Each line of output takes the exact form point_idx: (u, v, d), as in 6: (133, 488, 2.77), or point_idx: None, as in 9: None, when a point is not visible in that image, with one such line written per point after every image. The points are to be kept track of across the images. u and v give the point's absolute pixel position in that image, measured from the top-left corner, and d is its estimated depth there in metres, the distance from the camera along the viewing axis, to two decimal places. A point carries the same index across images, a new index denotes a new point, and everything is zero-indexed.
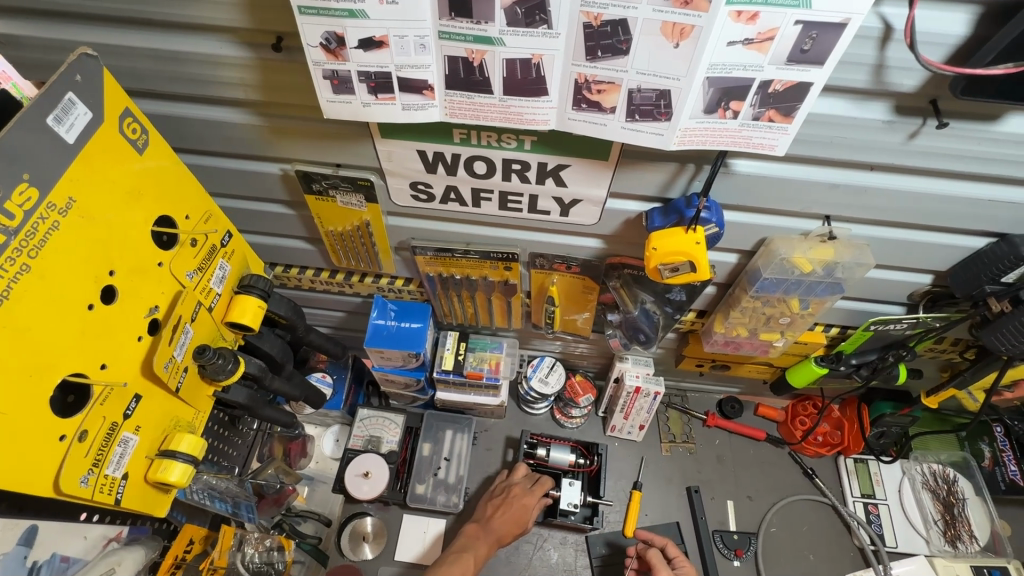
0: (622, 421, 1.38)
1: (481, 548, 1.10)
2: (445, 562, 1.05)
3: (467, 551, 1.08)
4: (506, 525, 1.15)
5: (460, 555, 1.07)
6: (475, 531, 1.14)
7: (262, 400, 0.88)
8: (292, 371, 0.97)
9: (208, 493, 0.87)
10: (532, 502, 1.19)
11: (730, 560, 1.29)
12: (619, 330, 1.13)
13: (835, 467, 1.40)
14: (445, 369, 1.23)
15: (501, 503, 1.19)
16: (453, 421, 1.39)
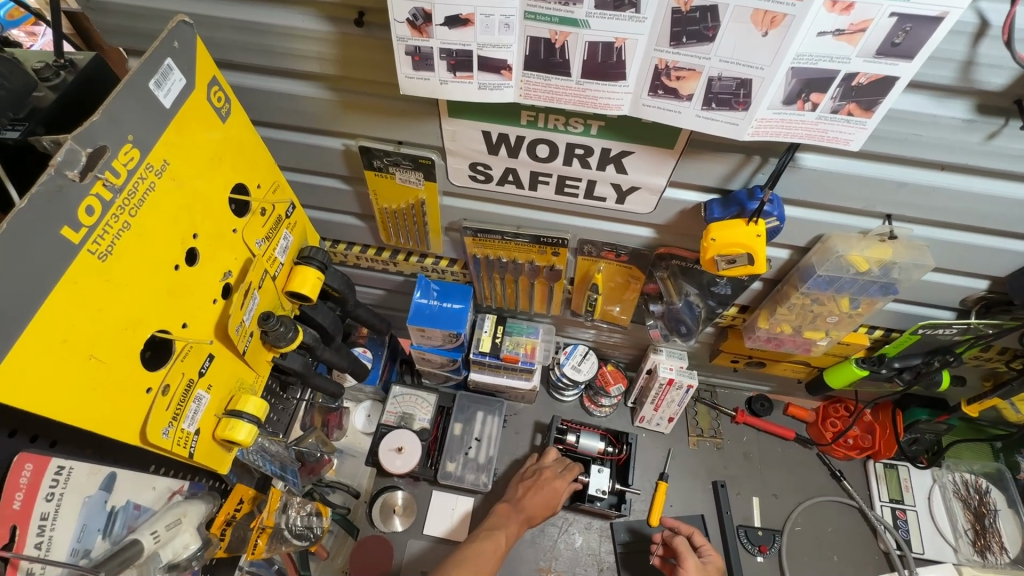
0: (652, 412, 1.39)
1: (511, 527, 1.11)
2: (476, 539, 1.07)
3: (498, 529, 1.10)
4: (535, 507, 1.17)
5: (492, 532, 1.08)
6: (504, 511, 1.16)
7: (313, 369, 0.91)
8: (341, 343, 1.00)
9: (262, 455, 0.92)
10: (562, 486, 1.21)
11: (754, 556, 1.30)
12: (659, 321, 1.13)
13: (864, 471, 1.40)
14: (481, 350, 1.25)
15: (531, 485, 1.21)
16: (484, 403, 1.41)
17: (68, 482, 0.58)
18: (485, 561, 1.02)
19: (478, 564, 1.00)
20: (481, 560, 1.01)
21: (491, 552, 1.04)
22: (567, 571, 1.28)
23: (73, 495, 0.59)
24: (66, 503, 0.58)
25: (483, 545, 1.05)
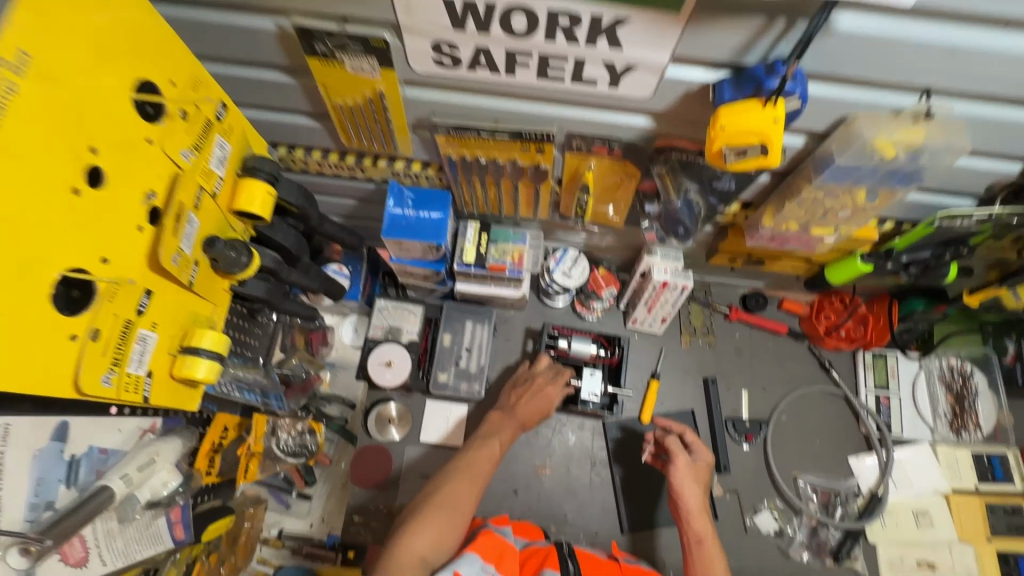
0: (645, 314, 1.36)
1: (506, 432, 1.11)
2: (474, 445, 1.06)
3: (494, 435, 1.09)
4: (528, 412, 1.17)
5: (489, 438, 1.08)
6: (497, 418, 1.15)
7: (282, 293, 0.84)
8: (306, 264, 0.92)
9: (234, 384, 0.86)
10: (555, 393, 1.21)
11: (740, 444, 1.35)
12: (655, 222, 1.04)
13: (852, 360, 1.42)
14: (466, 262, 1.18)
15: (523, 393, 1.21)
16: (473, 312, 1.37)
17: (8, 438, 0.53)
18: (485, 465, 1.01)
19: (479, 469, 0.98)
20: (481, 465, 1.00)
21: (490, 456, 1.03)
22: (561, 466, 1.33)
23: (18, 451, 0.54)
24: (10, 459, 0.53)
25: (483, 451, 1.03)
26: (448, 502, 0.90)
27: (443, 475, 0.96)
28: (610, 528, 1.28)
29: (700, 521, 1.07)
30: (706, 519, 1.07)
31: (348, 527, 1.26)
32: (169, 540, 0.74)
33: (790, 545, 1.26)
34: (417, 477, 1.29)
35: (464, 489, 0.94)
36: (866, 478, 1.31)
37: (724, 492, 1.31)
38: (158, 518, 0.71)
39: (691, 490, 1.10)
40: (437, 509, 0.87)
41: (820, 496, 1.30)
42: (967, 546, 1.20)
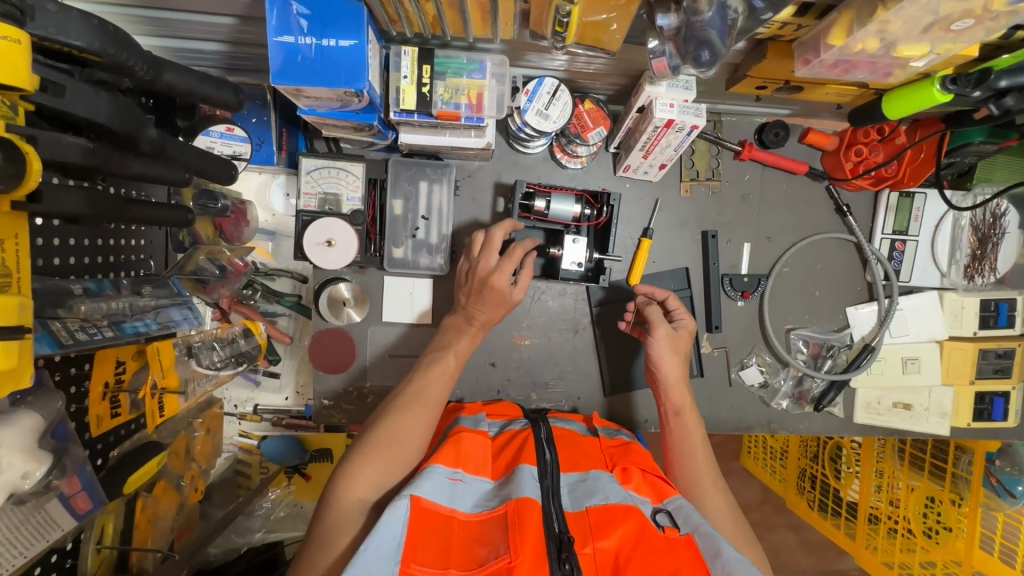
0: (640, 160, 1.10)
1: (460, 347, 0.98)
2: (428, 365, 0.96)
3: (450, 348, 0.98)
4: (493, 311, 0.99)
5: (443, 355, 0.97)
6: (456, 326, 1.00)
7: (115, 199, 0.56)
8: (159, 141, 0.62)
9: (85, 326, 0.60)
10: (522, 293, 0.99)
11: (735, 301, 1.24)
12: (671, 46, 0.70)
13: (875, 200, 1.23)
14: (405, 109, 0.86)
15: (489, 296, 0.97)
16: (426, 170, 1.09)
17: None
18: (439, 389, 0.93)
19: (428, 397, 0.91)
20: (430, 391, 0.92)
21: (443, 378, 0.95)
22: (541, 335, 1.23)
23: None
24: None
25: (434, 375, 0.94)
26: (389, 438, 0.85)
27: (383, 410, 0.90)
28: (592, 391, 1.25)
29: (680, 393, 1.07)
30: (686, 392, 1.07)
31: (319, 411, 1.19)
32: (68, 517, 0.72)
33: (772, 395, 1.26)
34: (385, 357, 1.18)
35: (412, 420, 0.89)
36: (860, 326, 1.24)
37: (712, 349, 1.25)
38: (45, 502, 0.69)
39: (668, 361, 1.08)
40: (379, 447, 0.84)
41: (811, 348, 1.25)
42: (948, 388, 1.20)
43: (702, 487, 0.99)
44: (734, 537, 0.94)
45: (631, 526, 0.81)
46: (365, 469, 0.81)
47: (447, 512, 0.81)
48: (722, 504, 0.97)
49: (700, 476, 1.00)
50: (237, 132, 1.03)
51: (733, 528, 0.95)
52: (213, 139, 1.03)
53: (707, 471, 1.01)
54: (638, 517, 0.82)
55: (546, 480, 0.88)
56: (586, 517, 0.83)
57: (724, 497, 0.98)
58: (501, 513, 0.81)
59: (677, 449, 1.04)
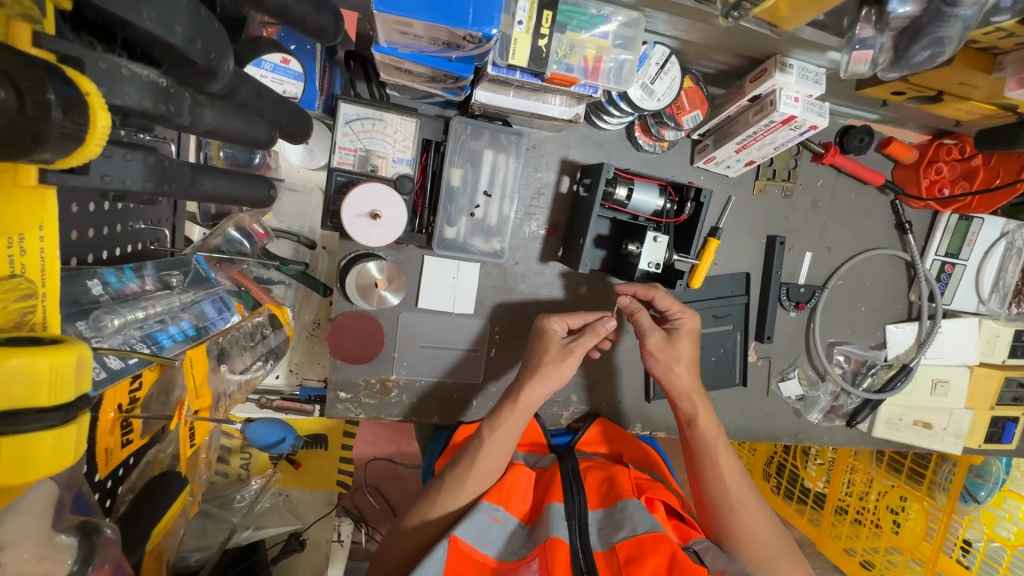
0: (729, 154, 0.98)
1: (510, 427, 0.87)
2: (481, 439, 0.86)
3: (503, 426, 0.87)
4: (533, 372, 0.91)
5: (495, 435, 0.86)
6: (506, 398, 0.90)
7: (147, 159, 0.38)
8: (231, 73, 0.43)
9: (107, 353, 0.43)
10: (566, 359, 0.90)
11: (788, 312, 1.18)
12: (889, 40, 0.59)
13: (934, 220, 1.20)
14: (512, 65, 0.69)
15: (533, 364, 0.92)
16: (492, 138, 0.91)
17: None
18: (491, 467, 0.85)
19: (473, 482, 0.84)
20: (477, 473, 0.84)
21: (496, 459, 0.86)
22: None
23: None
24: None
25: (483, 457, 0.85)
26: (421, 521, 0.84)
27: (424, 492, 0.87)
28: (633, 395, 1.16)
29: (688, 401, 0.96)
30: (696, 399, 0.95)
31: (333, 405, 1.02)
32: None
33: (806, 408, 1.24)
34: (415, 348, 1.02)
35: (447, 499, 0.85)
36: (897, 346, 1.24)
37: (757, 359, 1.20)
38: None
39: (671, 370, 0.96)
40: (409, 532, 0.83)
41: (851, 364, 1.23)
42: (968, 412, 1.24)
43: (732, 502, 0.89)
44: (774, 557, 0.85)
45: (660, 558, 0.73)
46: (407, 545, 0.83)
47: (486, 559, 0.77)
48: (759, 518, 0.88)
49: (727, 489, 0.90)
50: (295, 67, 0.77)
51: (777, 544, 0.86)
52: (264, 73, 0.75)
53: (735, 482, 0.90)
54: (669, 546, 0.74)
55: (575, 517, 0.81)
56: (617, 552, 0.76)
57: (761, 509, 0.89)
58: (531, 559, 0.76)
59: (698, 460, 0.93)
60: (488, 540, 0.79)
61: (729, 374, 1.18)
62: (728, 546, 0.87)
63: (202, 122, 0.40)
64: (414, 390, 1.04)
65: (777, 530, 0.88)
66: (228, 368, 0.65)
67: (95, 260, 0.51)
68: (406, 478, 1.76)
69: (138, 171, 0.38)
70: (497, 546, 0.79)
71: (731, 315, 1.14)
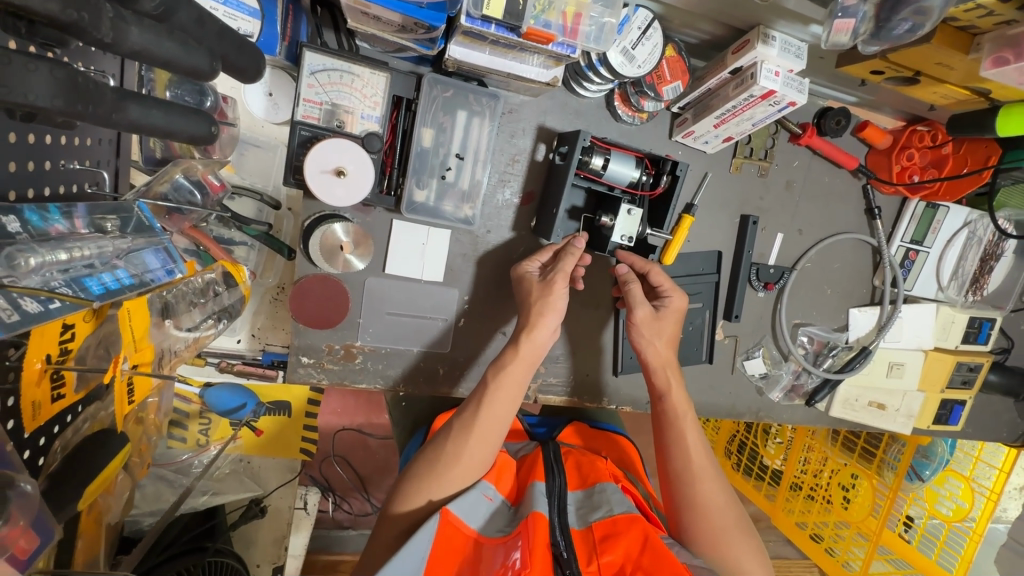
0: (708, 129, 0.97)
1: (515, 375, 0.88)
2: (486, 388, 0.88)
3: (508, 372, 0.88)
4: (527, 317, 0.91)
5: (500, 381, 0.88)
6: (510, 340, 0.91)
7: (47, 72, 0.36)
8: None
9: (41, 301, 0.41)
10: (551, 291, 0.90)
11: (756, 292, 1.20)
12: (871, 9, 0.60)
13: (902, 207, 1.22)
14: (488, 17, 0.66)
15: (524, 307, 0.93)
16: (466, 96, 0.88)
17: None
18: (496, 411, 0.87)
19: (481, 427, 0.85)
20: (484, 419, 0.86)
21: (503, 403, 0.87)
22: None
23: None
24: None
25: (490, 403, 0.87)
26: (414, 489, 0.84)
27: (415, 459, 0.88)
28: (600, 369, 1.16)
29: (663, 374, 0.97)
30: (670, 373, 0.97)
31: (294, 369, 0.99)
32: None
33: (768, 386, 1.26)
34: (382, 315, 1.00)
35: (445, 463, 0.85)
36: (858, 329, 1.26)
37: (724, 337, 1.21)
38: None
39: (653, 344, 0.98)
40: (403, 501, 0.84)
41: (813, 345, 1.26)
42: (920, 394, 1.28)
43: (694, 474, 0.89)
44: (731, 530, 0.85)
45: (634, 536, 0.79)
46: (420, 489, 0.83)
47: (472, 533, 0.80)
48: (719, 490, 0.88)
49: (690, 461, 0.90)
50: (251, 2, 0.74)
51: (734, 517, 0.86)
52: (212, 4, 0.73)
53: (698, 454, 0.91)
54: (642, 526, 0.79)
55: (557, 495, 0.86)
56: (593, 530, 0.81)
57: (722, 483, 0.89)
58: (515, 534, 0.79)
59: (664, 431, 0.94)
60: (477, 514, 0.83)
61: (697, 351, 1.19)
62: (687, 520, 0.87)
63: (127, 41, 0.38)
64: (379, 357, 1.02)
65: (735, 506, 0.88)
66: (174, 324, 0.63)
67: (18, 198, 0.47)
68: (375, 449, 1.76)
69: (45, 84, 0.36)
70: (483, 521, 0.83)
71: (702, 293, 1.15)
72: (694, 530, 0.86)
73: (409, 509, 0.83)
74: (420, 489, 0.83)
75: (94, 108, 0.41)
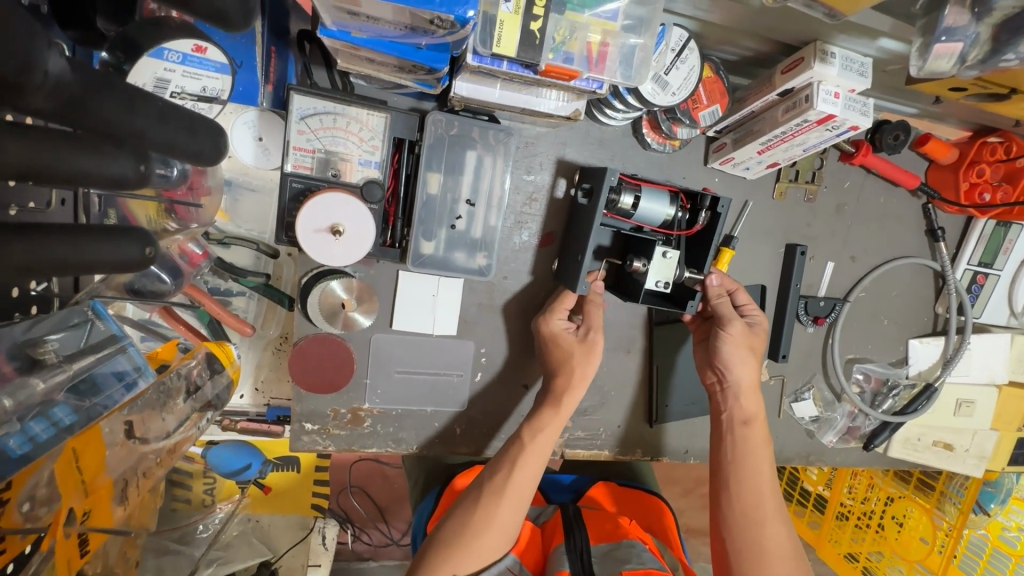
0: (752, 156, 0.85)
1: (552, 430, 0.81)
2: (521, 446, 0.79)
3: (544, 432, 0.80)
4: (566, 379, 0.83)
5: (536, 440, 0.79)
6: (545, 402, 0.83)
7: None
8: (64, 75, 0.29)
9: None
10: (594, 351, 0.83)
11: (805, 327, 1.07)
12: (986, 31, 0.53)
13: (967, 227, 1.08)
14: (498, 54, 0.55)
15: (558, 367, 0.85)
16: (477, 133, 0.78)
17: None
18: (529, 473, 0.78)
19: (515, 482, 0.76)
20: (520, 477, 0.77)
21: (538, 459, 0.79)
22: None
23: None
24: None
25: (526, 461, 0.78)
26: (442, 555, 0.72)
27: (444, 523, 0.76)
28: (633, 419, 1.05)
29: (751, 398, 0.86)
30: (753, 397, 0.86)
31: (297, 438, 0.90)
32: None
33: (820, 429, 1.14)
34: (391, 373, 0.90)
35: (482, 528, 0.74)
36: (920, 361, 1.13)
37: (770, 378, 1.09)
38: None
39: (741, 362, 0.86)
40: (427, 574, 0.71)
41: (870, 383, 1.13)
42: (993, 433, 1.14)
43: (763, 516, 0.78)
44: None
45: None
46: (446, 561, 0.71)
47: None
48: (786, 536, 0.78)
49: (763, 499, 0.79)
50: (214, 57, 0.66)
51: (799, 570, 0.76)
52: (169, 66, 0.63)
53: (771, 495, 0.80)
54: None
55: (580, 551, 0.79)
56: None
57: (789, 528, 0.79)
58: None
59: (730, 463, 0.83)
60: None
61: None
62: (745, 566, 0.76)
63: (3, 154, 0.29)
64: (389, 420, 0.92)
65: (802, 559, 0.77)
66: (140, 440, 0.60)
67: None
68: (393, 479, 1.67)
69: None
70: None
71: None
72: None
73: None
74: (445, 559, 0.71)
75: None
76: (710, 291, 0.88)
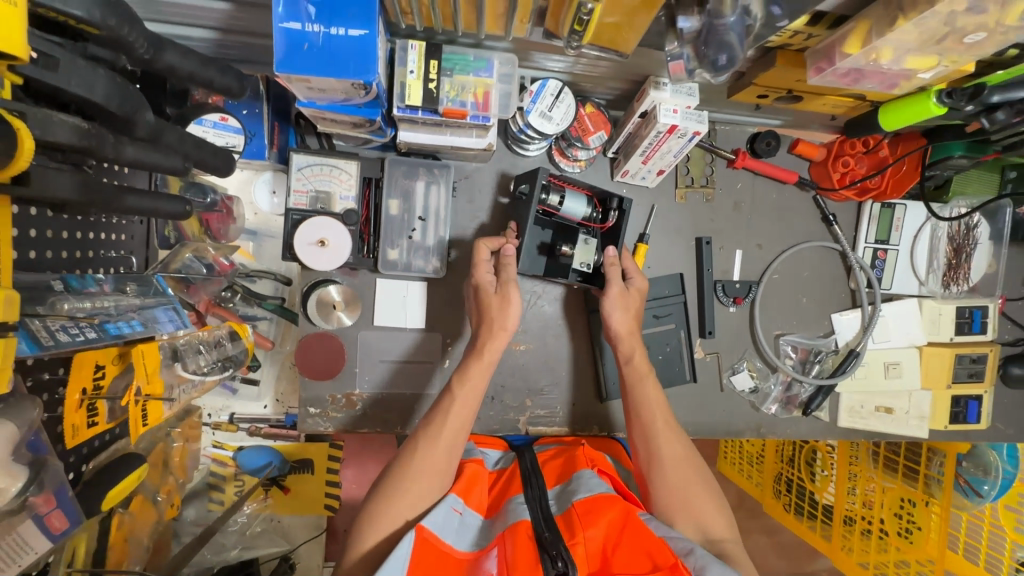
0: (639, 166, 1.10)
1: (474, 376, 0.97)
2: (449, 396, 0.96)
3: (470, 380, 0.97)
4: (486, 332, 1.00)
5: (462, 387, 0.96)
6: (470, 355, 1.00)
7: (105, 183, 0.56)
8: (151, 121, 0.57)
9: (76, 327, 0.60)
10: (510, 302, 1.00)
11: (727, 307, 1.25)
12: (689, 49, 0.71)
13: (857, 212, 1.27)
14: (410, 104, 0.84)
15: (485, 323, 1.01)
16: (423, 169, 1.07)
17: None
18: (457, 422, 0.94)
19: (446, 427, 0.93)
20: (450, 424, 0.94)
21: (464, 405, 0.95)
22: (536, 342, 1.20)
23: None
24: None
25: (453, 410, 0.95)
26: (395, 500, 0.88)
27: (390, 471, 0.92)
28: (586, 397, 1.23)
29: (629, 341, 1.05)
30: (634, 340, 1.05)
31: (304, 420, 1.12)
32: (43, 538, 0.64)
33: (762, 400, 1.27)
34: (375, 362, 1.14)
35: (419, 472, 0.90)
36: (844, 332, 1.28)
37: (705, 355, 1.25)
38: (17, 524, 0.62)
39: (621, 314, 1.06)
40: (382, 518, 0.87)
41: (798, 353, 1.28)
42: (926, 392, 1.25)
43: (657, 432, 0.97)
44: (695, 481, 0.93)
45: (615, 514, 0.85)
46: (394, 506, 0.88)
47: (449, 547, 0.83)
48: (679, 444, 0.96)
49: (656, 420, 0.98)
50: (233, 124, 0.96)
51: (693, 467, 0.95)
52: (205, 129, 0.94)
53: (663, 415, 0.99)
54: (622, 504, 0.86)
55: (535, 497, 0.91)
56: (573, 509, 0.87)
57: (681, 437, 0.98)
58: (496, 543, 0.82)
59: (628, 399, 1.02)
60: (450, 528, 0.86)
61: (679, 371, 1.23)
62: (652, 471, 0.95)
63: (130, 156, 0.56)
64: (376, 402, 1.14)
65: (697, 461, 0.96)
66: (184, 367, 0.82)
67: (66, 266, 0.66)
68: None
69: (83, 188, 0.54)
70: (456, 534, 0.86)
71: (672, 314, 1.22)
72: (661, 479, 0.93)
73: (383, 527, 0.86)
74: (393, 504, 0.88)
75: (116, 198, 0.58)
76: (605, 261, 1.08)
